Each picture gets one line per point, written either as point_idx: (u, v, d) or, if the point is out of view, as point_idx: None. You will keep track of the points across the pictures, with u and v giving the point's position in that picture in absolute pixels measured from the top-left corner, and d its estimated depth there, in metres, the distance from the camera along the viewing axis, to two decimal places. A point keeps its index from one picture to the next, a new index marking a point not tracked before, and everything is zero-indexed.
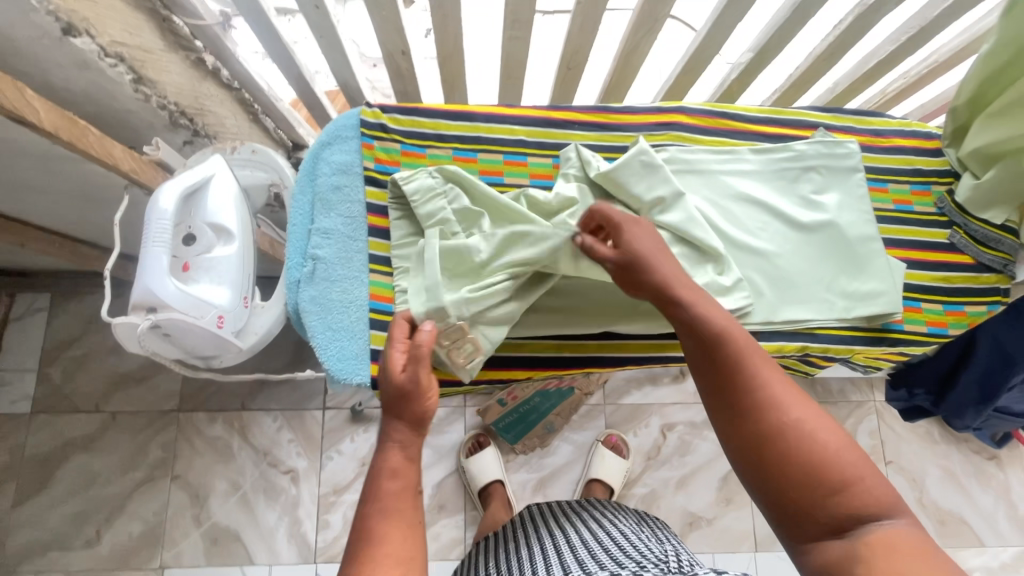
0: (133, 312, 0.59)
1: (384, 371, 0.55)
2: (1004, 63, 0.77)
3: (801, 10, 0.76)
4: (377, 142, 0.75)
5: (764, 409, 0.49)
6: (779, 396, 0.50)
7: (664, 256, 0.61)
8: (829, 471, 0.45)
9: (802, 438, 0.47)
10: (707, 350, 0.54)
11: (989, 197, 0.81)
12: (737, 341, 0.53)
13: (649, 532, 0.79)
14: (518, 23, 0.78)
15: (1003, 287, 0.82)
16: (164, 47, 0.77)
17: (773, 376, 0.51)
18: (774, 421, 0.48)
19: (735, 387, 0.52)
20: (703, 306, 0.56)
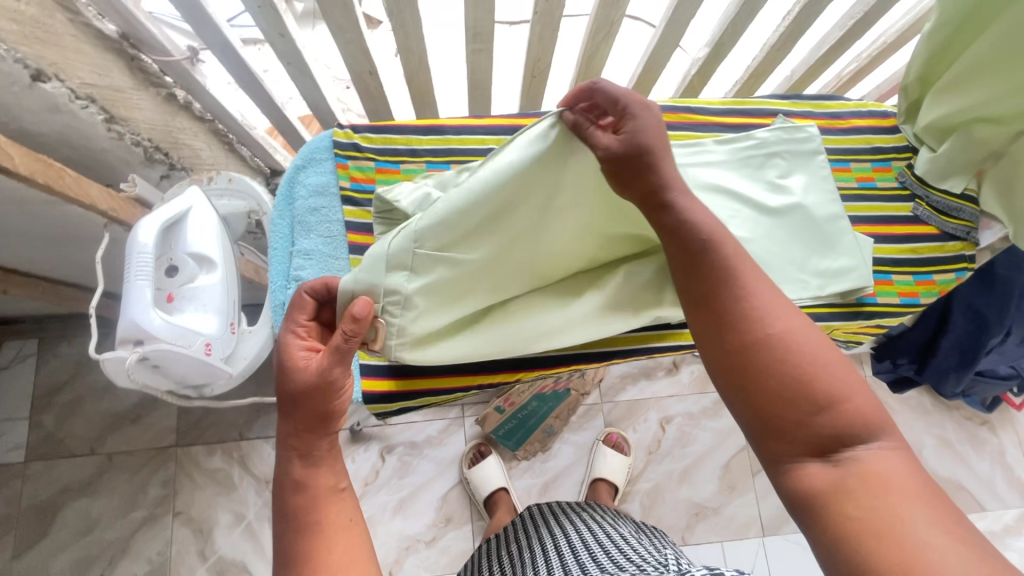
0: (120, 346, 0.59)
1: (283, 362, 0.52)
2: (945, 42, 0.80)
3: (749, 4, 0.79)
4: (351, 161, 0.76)
5: (753, 322, 0.50)
6: (768, 310, 0.50)
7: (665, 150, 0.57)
8: (814, 387, 0.46)
9: (789, 352, 0.48)
10: (696, 263, 0.54)
11: (947, 168, 0.84)
12: (731, 258, 0.54)
13: (646, 538, 0.80)
14: (480, 36, 0.81)
15: (969, 254, 0.84)
16: (134, 85, 0.79)
17: (764, 292, 0.52)
18: (761, 335, 0.49)
19: (722, 299, 0.52)
20: (692, 211, 0.56)
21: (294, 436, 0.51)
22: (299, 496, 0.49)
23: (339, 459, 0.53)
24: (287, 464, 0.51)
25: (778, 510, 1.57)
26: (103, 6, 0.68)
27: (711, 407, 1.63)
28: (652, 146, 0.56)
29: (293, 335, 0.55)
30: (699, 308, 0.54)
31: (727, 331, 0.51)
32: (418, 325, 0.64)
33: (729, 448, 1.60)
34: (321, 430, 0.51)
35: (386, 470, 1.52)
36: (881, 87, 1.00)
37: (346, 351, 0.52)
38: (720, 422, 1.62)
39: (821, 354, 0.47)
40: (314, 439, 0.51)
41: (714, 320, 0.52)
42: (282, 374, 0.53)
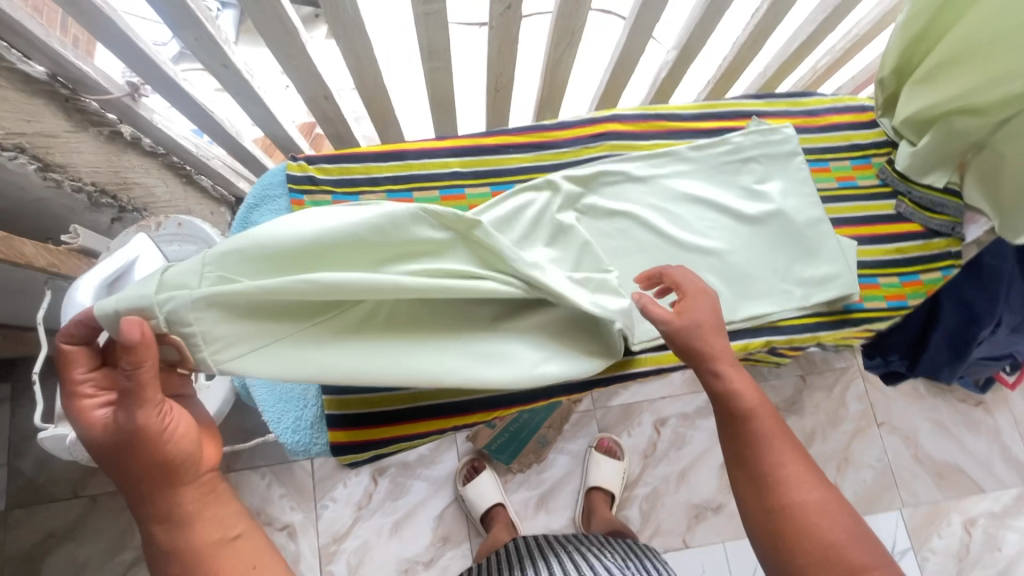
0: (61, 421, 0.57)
1: (82, 428, 0.47)
2: (920, 32, 0.77)
3: (715, 4, 0.76)
4: (307, 196, 0.73)
5: (788, 484, 0.54)
6: (799, 472, 0.54)
7: (716, 330, 0.62)
8: (846, 554, 0.49)
9: (824, 520, 0.51)
10: (732, 423, 0.58)
11: (928, 163, 0.82)
12: (763, 422, 0.57)
13: (636, 565, 0.77)
14: (436, 54, 0.76)
15: (956, 250, 0.82)
16: (71, 127, 0.74)
17: (796, 456, 0.56)
18: (791, 499, 0.53)
19: (754, 454, 0.56)
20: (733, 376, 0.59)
21: (146, 503, 0.49)
22: (169, 561, 0.49)
23: (220, 501, 0.52)
24: (155, 525, 0.49)
25: None
26: (25, 47, 0.62)
27: (705, 406, 1.61)
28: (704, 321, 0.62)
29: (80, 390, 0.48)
30: (740, 464, 0.57)
31: (761, 490, 0.54)
32: (253, 333, 0.50)
33: None
34: (167, 482, 0.49)
35: (379, 493, 1.48)
36: (857, 78, 0.97)
37: (132, 391, 0.45)
38: None
39: (853, 524, 0.51)
40: (169, 497, 0.49)
41: (752, 481, 0.55)
42: (88, 439, 0.47)
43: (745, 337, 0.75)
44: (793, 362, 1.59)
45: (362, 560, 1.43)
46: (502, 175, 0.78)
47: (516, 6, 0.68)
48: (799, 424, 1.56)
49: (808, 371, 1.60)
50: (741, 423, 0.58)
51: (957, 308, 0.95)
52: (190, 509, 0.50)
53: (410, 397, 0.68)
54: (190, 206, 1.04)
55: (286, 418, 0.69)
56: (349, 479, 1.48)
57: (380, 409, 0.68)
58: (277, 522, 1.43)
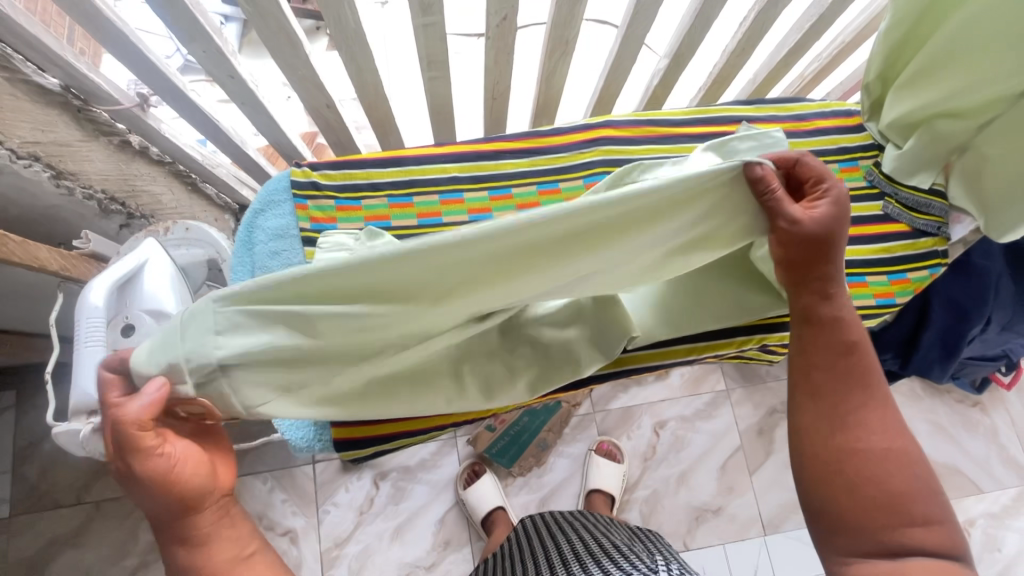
0: (74, 416, 0.56)
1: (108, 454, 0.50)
2: (902, 39, 0.80)
3: (704, 14, 0.79)
4: (311, 202, 0.75)
5: (860, 429, 0.56)
6: (888, 422, 0.56)
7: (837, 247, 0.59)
8: (908, 502, 0.52)
9: (894, 467, 0.54)
10: (835, 355, 0.59)
11: (914, 165, 0.84)
12: (859, 364, 0.59)
13: (641, 544, 0.80)
14: (434, 64, 0.79)
15: (941, 249, 0.84)
16: (83, 136, 0.76)
17: (884, 408, 0.57)
18: (866, 439, 0.55)
19: (841, 388, 0.58)
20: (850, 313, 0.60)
21: (168, 524, 0.51)
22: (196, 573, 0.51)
23: (235, 526, 0.54)
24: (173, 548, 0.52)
25: (779, 507, 1.56)
26: (41, 60, 0.65)
27: (704, 409, 1.62)
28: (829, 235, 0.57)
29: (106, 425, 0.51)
30: (814, 396, 0.59)
31: (835, 425, 0.57)
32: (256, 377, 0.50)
33: (725, 448, 1.59)
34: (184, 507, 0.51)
35: (381, 497, 1.49)
36: (844, 84, 1.00)
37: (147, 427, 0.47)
38: (714, 424, 1.61)
39: (922, 479, 0.54)
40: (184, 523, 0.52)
41: (831, 416, 0.57)
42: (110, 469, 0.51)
43: (737, 333, 0.77)
44: None
45: (364, 565, 1.44)
46: (499, 180, 0.80)
47: (511, 17, 0.70)
48: None
49: None
50: (842, 358, 0.59)
51: (947, 307, 0.96)
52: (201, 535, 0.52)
53: None
54: (195, 214, 1.06)
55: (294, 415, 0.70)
56: (350, 484, 1.50)
57: None
58: (280, 527, 1.44)
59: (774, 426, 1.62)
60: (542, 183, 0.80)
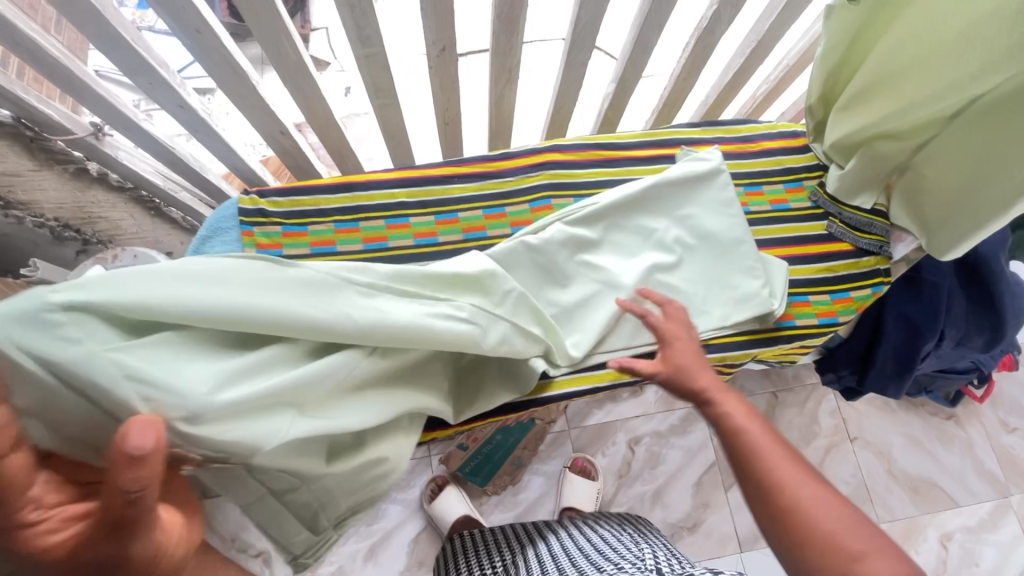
0: None
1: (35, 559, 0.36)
2: (838, 63, 0.82)
3: (642, 42, 0.81)
4: (257, 228, 0.76)
5: (787, 485, 0.54)
6: (794, 473, 0.55)
7: (701, 366, 0.66)
8: (843, 543, 0.49)
9: (826, 514, 0.51)
10: (728, 442, 0.60)
11: (855, 185, 0.86)
12: (753, 436, 0.59)
13: (631, 533, 0.81)
14: (382, 92, 0.81)
15: (884, 268, 0.84)
16: (35, 166, 0.78)
17: (788, 458, 0.56)
18: (787, 499, 0.53)
19: (751, 467, 0.57)
20: (727, 402, 0.63)
21: None
22: None
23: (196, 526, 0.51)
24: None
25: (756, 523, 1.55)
26: None
27: (678, 424, 1.62)
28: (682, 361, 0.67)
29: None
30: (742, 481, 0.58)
31: (764, 495, 0.55)
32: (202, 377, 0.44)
33: (700, 464, 1.59)
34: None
35: (354, 517, 1.48)
36: (794, 105, 1.02)
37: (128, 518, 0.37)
38: (689, 440, 1.61)
39: (852, 517, 0.51)
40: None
41: (758, 489, 0.56)
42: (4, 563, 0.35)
43: None
44: (764, 380, 1.62)
45: None
46: (448, 205, 0.81)
47: (449, 48, 0.73)
48: None
49: (779, 387, 1.63)
50: (741, 438, 0.59)
51: (900, 324, 0.97)
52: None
53: None
54: (158, 238, 1.08)
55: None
56: None
57: None
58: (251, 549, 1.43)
59: None
60: (489, 208, 0.82)
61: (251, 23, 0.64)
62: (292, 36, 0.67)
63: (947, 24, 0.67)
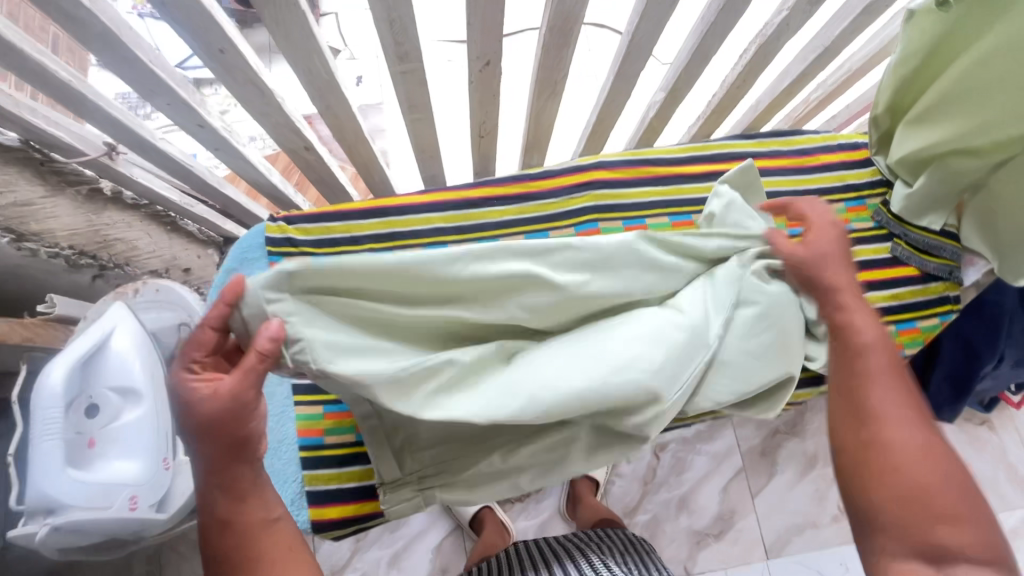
0: (28, 520, 0.52)
1: (188, 399, 0.45)
2: (911, 74, 0.74)
3: (702, 51, 0.74)
4: (287, 259, 0.71)
5: (880, 424, 0.49)
6: (896, 410, 0.49)
7: (834, 264, 0.57)
8: (932, 500, 0.45)
9: (906, 443, 0.48)
10: (850, 361, 0.52)
11: (923, 204, 0.79)
12: (874, 360, 0.51)
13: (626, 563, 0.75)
14: (416, 107, 0.75)
15: (953, 295, 0.80)
16: (46, 192, 0.72)
17: (905, 398, 0.50)
18: (878, 436, 0.48)
19: (860, 385, 0.51)
20: (859, 323, 0.53)
21: (213, 475, 0.47)
22: (228, 538, 0.47)
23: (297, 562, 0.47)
24: (207, 530, 0.47)
25: (783, 529, 1.52)
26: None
27: (705, 431, 1.59)
28: (824, 277, 0.56)
29: (208, 334, 0.46)
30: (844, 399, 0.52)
31: (853, 430, 0.50)
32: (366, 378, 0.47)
33: (727, 470, 1.56)
34: (239, 459, 0.47)
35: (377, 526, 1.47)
36: (849, 110, 0.95)
37: (257, 374, 0.45)
38: (716, 446, 1.58)
39: (946, 467, 0.47)
40: (243, 517, 0.47)
41: (847, 418, 0.51)
42: (191, 417, 0.45)
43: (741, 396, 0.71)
44: None
45: None
46: (486, 230, 0.76)
47: (494, 62, 0.66)
48: None
49: None
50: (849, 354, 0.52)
51: (958, 345, 0.93)
52: (241, 539, 0.46)
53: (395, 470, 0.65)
54: (175, 253, 1.02)
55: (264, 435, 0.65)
56: None
57: (354, 483, 0.63)
58: None
59: (777, 446, 1.58)
60: (531, 233, 0.77)
61: (280, 41, 0.58)
62: (324, 53, 0.60)
63: None
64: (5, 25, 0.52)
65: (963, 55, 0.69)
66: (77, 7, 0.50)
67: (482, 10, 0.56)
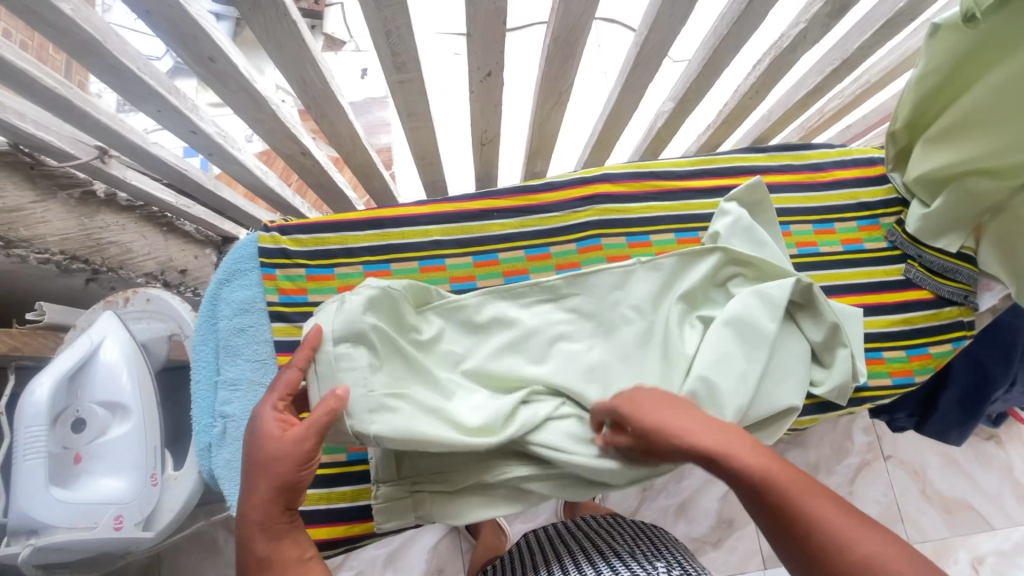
0: (11, 540, 0.51)
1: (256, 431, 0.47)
2: (932, 90, 0.71)
3: (713, 62, 0.71)
4: (280, 270, 0.69)
5: (820, 552, 0.39)
6: (826, 516, 0.40)
7: (675, 411, 0.50)
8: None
9: (876, 568, 0.37)
10: (756, 505, 0.43)
11: (940, 225, 0.76)
12: (782, 482, 0.42)
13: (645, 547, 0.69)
14: (415, 115, 0.72)
15: (967, 319, 0.77)
16: (36, 195, 0.71)
17: (834, 507, 0.41)
18: (841, 566, 0.38)
19: (791, 524, 0.41)
20: (730, 450, 0.45)
21: (259, 506, 0.44)
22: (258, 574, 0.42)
23: None
24: (244, 573, 0.43)
25: None
26: None
27: None
28: (655, 427, 0.49)
29: (295, 375, 0.51)
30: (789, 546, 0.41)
31: (816, 570, 0.39)
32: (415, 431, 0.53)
33: None
34: (287, 502, 0.45)
35: None
36: (864, 122, 0.92)
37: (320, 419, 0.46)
38: None
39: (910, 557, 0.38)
40: (277, 555, 0.43)
41: (798, 560, 0.40)
42: (257, 452, 0.46)
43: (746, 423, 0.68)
44: None
45: None
46: (486, 244, 0.74)
47: (496, 73, 0.63)
48: (802, 456, 1.51)
49: None
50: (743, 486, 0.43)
51: (968, 368, 0.90)
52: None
53: None
54: (171, 255, 1.00)
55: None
56: None
57: (349, 503, 0.62)
58: None
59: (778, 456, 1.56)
60: (532, 248, 0.74)
61: (271, 50, 0.55)
62: (318, 63, 0.58)
63: None
64: None
65: (994, 70, 0.64)
66: (58, 16, 0.47)
67: (483, 21, 0.54)
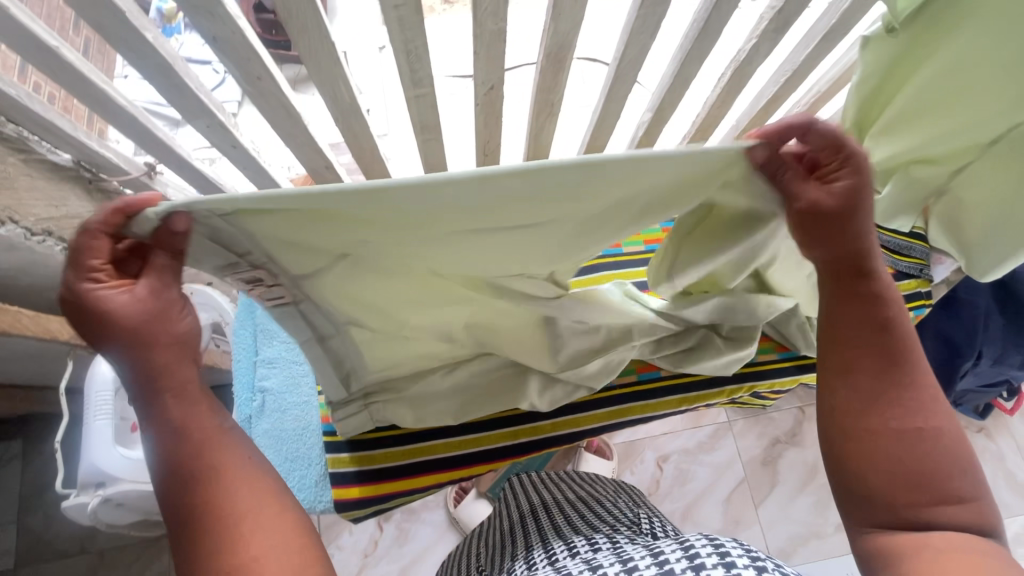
0: (82, 491, 0.64)
1: (94, 305, 0.42)
2: None
3: (682, 75, 0.82)
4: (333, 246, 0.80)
5: (887, 409, 0.51)
6: (925, 403, 0.50)
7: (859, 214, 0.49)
8: (936, 481, 0.48)
9: (920, 435, 0.49)
10: (868, 334, 0.52)
11: (895, 208, 0.86)
12: (898, 339, 0.52)
13: (623, 496, 0.74)
14: (427, 128, 0.83)
15: (925, 290, 0.88)
16: (92, 207, 0.79)
17: (923, 388, 0.51)
18: (899, 419, 0.50)
19: (880, 370, 0.52)
20: (886, 288, 0.52)
21: (147, 377, 0.45)
22: (180, 441, 0.46)
23: (267, 515, 0.45)
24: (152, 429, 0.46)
25: (787, 538, 1.41)
26: (56, 140, 0.68)
27: (708, 440, 1.51)
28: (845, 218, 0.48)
29: (100, 241, 0.40)
30: (848, 374, 0.53)
31: (863, 403, 0.51)
32: (302, 258, 0.44)
33: (730, 481, 1.47)
34: (180, 353, 0.46)
35: (386, 539, 1.34)
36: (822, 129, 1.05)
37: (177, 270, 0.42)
38: (716, 456, 1.49)
39: (964, 458, 0.49)
40: (193, 419, 0.47)
41: (860, 394, 0.52)
42: (113, 322, 0.42)
43: (731, 383, 0.75)
44: (791, 395, 1.55)
45: None
46: None
47: (497, 86, 0.74)
48: (800, 456, 1.49)
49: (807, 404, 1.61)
50: (871, 338, 0.52)
51: (937, 342, 0.98)
52: (203, 440, 0.46)
53: (417, 451, 0.68)
54: None
55: (291, 423, 0.70)
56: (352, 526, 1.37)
57: (381, 464, 0.68)
58: None
59: (778, 456, 1.49)
60: None
61: (311, 69, 0.66)
62: (348, 79, 0.69)
63: (995, 51, 0.68)
64: (79, 59, 0.61)
65: None
66: (142, 42, 0.59)
67: (488, 40, 0.65)
